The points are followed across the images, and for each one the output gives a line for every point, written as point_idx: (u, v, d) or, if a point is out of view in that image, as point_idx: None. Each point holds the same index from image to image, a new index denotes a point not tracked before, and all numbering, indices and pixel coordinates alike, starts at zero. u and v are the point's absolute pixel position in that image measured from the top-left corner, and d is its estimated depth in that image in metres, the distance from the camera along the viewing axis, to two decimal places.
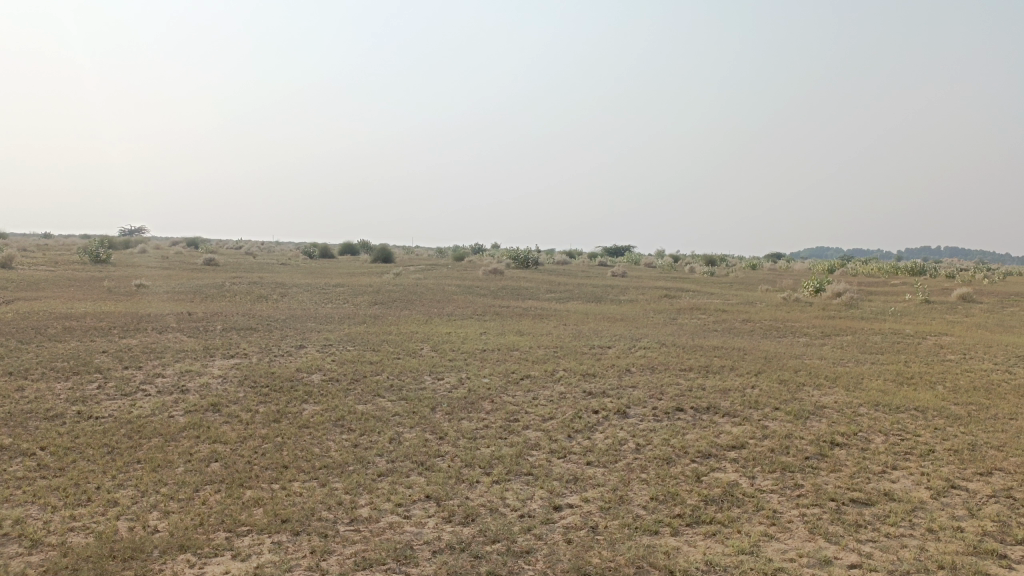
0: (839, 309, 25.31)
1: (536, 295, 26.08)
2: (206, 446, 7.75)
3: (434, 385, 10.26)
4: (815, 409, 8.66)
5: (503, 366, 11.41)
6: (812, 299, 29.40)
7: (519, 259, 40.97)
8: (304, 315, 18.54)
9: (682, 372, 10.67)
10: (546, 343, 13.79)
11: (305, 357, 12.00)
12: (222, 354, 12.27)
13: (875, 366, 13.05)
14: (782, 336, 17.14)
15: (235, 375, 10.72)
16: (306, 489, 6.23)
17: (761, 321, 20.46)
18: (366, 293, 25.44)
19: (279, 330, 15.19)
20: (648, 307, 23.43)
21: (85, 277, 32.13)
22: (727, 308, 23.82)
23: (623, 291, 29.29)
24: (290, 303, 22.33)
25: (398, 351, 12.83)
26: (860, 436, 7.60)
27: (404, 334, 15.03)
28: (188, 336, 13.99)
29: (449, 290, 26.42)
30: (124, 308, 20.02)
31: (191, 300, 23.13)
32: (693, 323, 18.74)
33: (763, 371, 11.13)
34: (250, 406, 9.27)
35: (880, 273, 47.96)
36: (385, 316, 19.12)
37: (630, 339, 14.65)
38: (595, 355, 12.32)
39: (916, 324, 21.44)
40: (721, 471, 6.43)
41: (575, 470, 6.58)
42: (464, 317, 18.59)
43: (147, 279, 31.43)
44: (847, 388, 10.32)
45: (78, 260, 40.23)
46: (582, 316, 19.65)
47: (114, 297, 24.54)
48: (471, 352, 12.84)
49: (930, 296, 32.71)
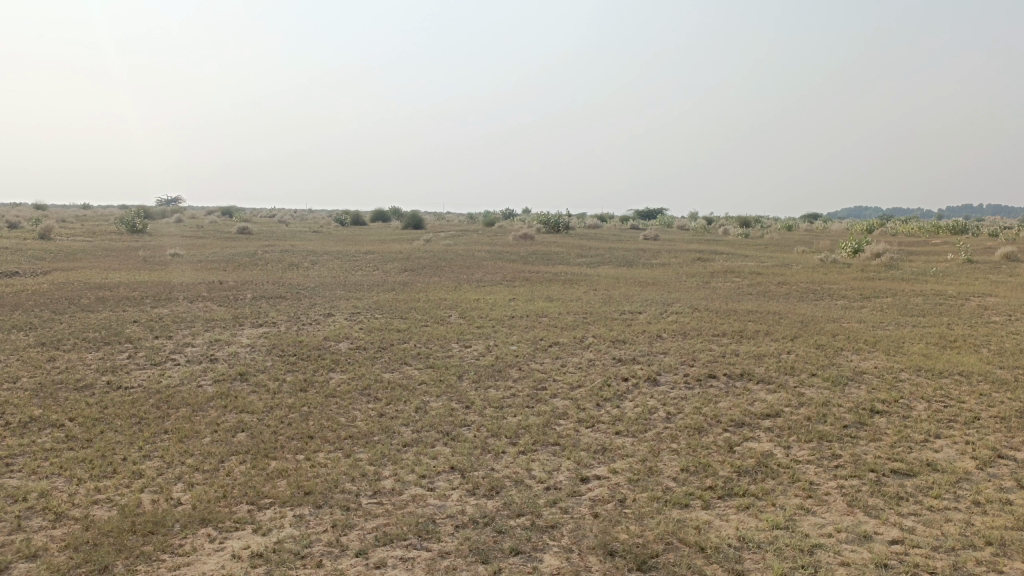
0: (878, 271, 24.67)
1: (566, 260, 25.79)
2: (232, 416, 7.73)
3: (461, 352, 10.14)
4: (853, 375, 8.36)
5: (532, 333, 11.24)
6: (850, 261, 28.67)
7: (550, 224, 40.58)
8: (333, 283, 18.52)
9: (715, 338, 10.40)
10: (576, 309, 13.57)
11: (332, 325, 11.95)
12: (251, 322, 12.27)
13: (917, 330, 12.62)
14: (818, 299, 16.72)
15: (263, 344, 10.70)
16: (330, 460, 6.16)
17: (797, 284, 19.97)
18: (396, 260, 25.38)
19: (308, 298, 15.18)
20: (680, 271, 23.02)
21: (121, 247, 32.57)
22: (762, 271, 23.32)
23: (655, 254, 28.86)
24: (320, 271, 22.36)
25: (426, 318, 12.72)
26: (900, 403, 7.31)
27: (433, 301, 14.91)
28: (218, 306, 14.03)
29: (479, 256, 26.27)
30: (157, 277, 20.19)
31: (223, 269, 23.29)
32: (726, 287, 18.36)
33: (799, 336, 10.81)
34: (277, 375, 9.24)
35: (921, 232, 46.72)
36: (415, 282, 19.02)
37: (661, 305, 14.36)
38: (625, 321, 12.09)
39: (959, 286, 20.78)
40: (755, 441, 6.21)
41: (604, 440, 6.41)
42: (493, 283, 18.42)
43: (181, 249, 31.78)
44: (887, 353, 9.97)
45: (115, 230, 40.78)
46: (613, 281, 19.38)
47: (149, 266, 24.86)
48: (499, 319, 12.68)
49: (973, 256, 31.73)
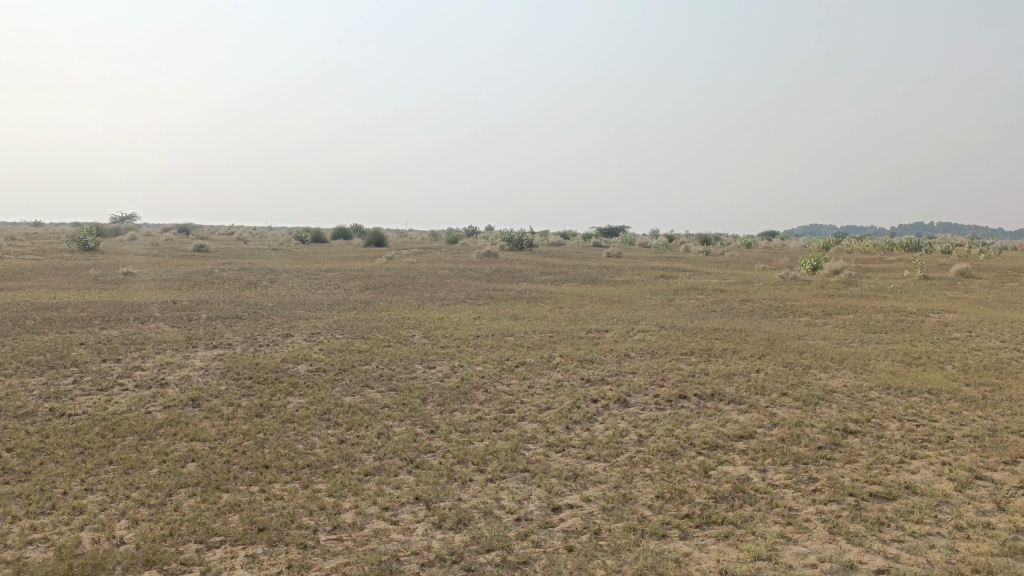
0: (838, 288, 24.93)
1: (530, 278, 25.61)
2: (183, 445, 7.33)
3: (425, 374, 9.83)
4: (824, 394, 8.25)
5: (497, 353, 10.98)
6: (810, 278, 28.97)
7: (513, 241, 40.45)
8: (293, 302, 18.06)
9: (683, 356, 10.26)
10: (541, 328, 13.35)
11: (291, 347, 11.55)
12: (206, 344, 11.82)
13: (881, 346, 12.65)
14: (782, 316, 16.75)
15: (217, 367, 10.27)
16: (287, 492, 5.81)
17: (760, 301, 20.04)
18: (357, 279, 24.95)
19: (266, 318, 14.72)
20: (644, 288, 22.99)
21: (71, 265, 31.58)
22: (725, 288, 23.40)
23: (619, 272, 28.84)
24: (279, 290, 21.83)
25: (388, 339, 12.38)
26: (873, 422, 7.21)
27: (395, 321, 14.57)
28: (171, 327, 13.51)
29: (442, 274, 25.96)
30: (108, 297, 19.49)
31: (178, 288, 22.60)
32: (691, 305, 18.32)
33: (767, 354, 10.72)
34: (232, 399, 8.84)
35: (876, 249, 47.64)
36: (377, 301, 18.64)
37: (628, 323, 14.22)
38: (592, 340, 11.90)
39: (917, 302, 21.06)
40: (730, 465, 6.03)
41: (575, 465, 6.17)
42: (457, 302, 18.14)
43: (135, 268, 30.86)
44: (855, 371, 9.92)
45: (66, 248, 39.57)
46: (578, 299, 19.23)
47: (100, 286, 24.03)
48: (464, 338, 12.40)
49: (928, 272, 32.34)
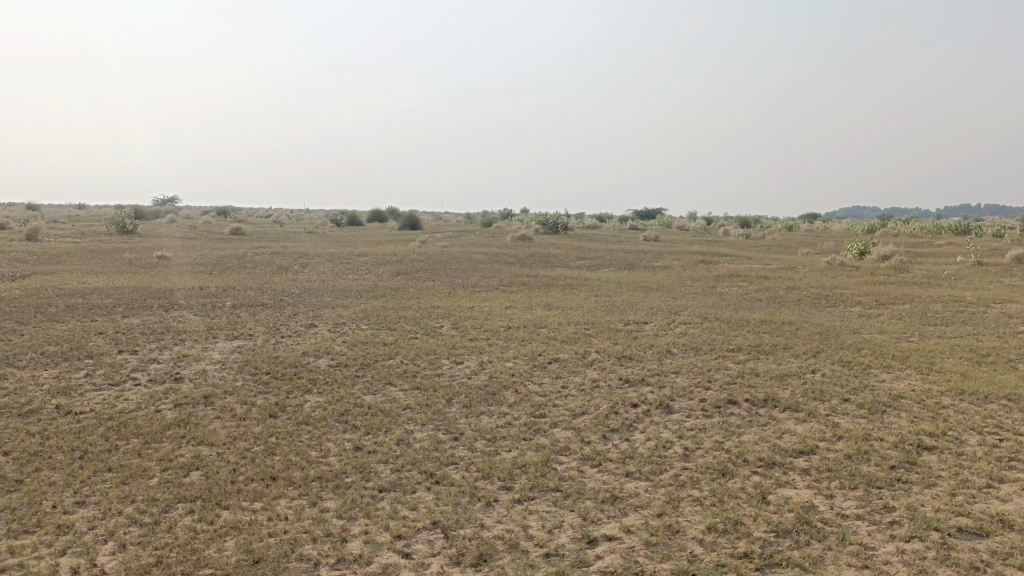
0: (888, 274, 23.77)
1: (565, 263, 24.85)
2: (188, 451, 6.80)
3: (452, 371, 9.20)
4: (890, 401, 7.43)
5: (529, 347, 10.30)
6: (857, 264, 27.75)
7: (548, 225, 39.63)
8: (321, 289, 17.56)
9: (730, 354, 9.47)
10: (577, 319, 12.63)
11: (313, 339, 11.00)
12: (226, 334, 11.32)
13: (944, 342, 11.69)
14: (832, 306, 15.82)
15: (234, 361, 9.76)
16: (291, 512, 5.23)
17: (807, 289, 19.08)
18: (388, 263, 24.43)
19: (291, 306, 14.21)
20: (684, 275, 22.09)
21: (107, 249, 31.52)
22: (769, 275, 22.40)
23: (657, 256, 27.93)
24: (309, 275, 21.38)
25: (414, 330, 11.77)
26: (950, 436, 6.40)
27: (423, 310, 13.96)
28: (194, 315, 13.06)
29: (476, 259, 25.34)
30: (137, 282, 19.22)
31: (210, 273, 22.32)
32: (734, 293, 17.40)
33: (822, 352, 9.88)
34: (246, 398, 8.30)
35: (924, 232, 45.93)
36: (406, 288, 18.06)
37: (668, 314, 13.44)
38: (630, 333, 11.17)
39: (974, 290, 19.90)
40: (790, 490, 5.30)
41: (613, 485, 5.49)
42: (488, 289, 17.48)
43: (169, 251, 30.72)
44: (920, 372, 9.04)
45: (104, 232, 39.74)
46: (615, 286, 18.47)
47: (132, 270, 23.88)
48: (494, 330, 11.74)
49: (983, 258, 30.83)
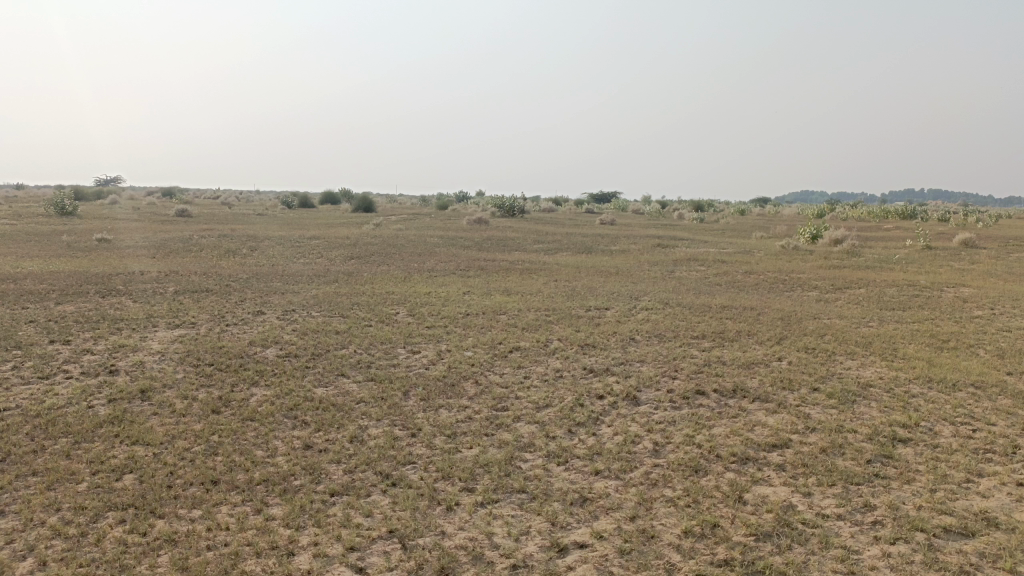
0: (842, 258, 23.97)
1: (522, 247, 24.48)
2: (122, 452, 6.29)
3: (407, 361, 8.79)
4: (860, 390, 7.26)
5: (488, 335, 9.93)
6: (811, 248, 27.97)
7: (504, 208, 39.21)
8: (270, 273, 16.91)
9: (695, 341, 9.25)
10: (536, 305, 12.29)
11: (261, 327, 10.46)
12: (167, 323, 10.70)
13: (904, 328, 11.66)
14: (791, 291, 15.78)
15: (176, 351, 9.19)
16: (233, 521, 4.79)
17: (765, 273, 19.07)
18: (341, 247, 23.75)
19: (238, 292, 13.59)
20: (642, 259, 21.94)
21: (43, 231, 30.10)
22: (726, 259, 22.38)
23: (614, 240, 27.76)
24: (258, 259, 20.64)
25: (368, 317, 11.30)
26: (923, 428, 6.23)
27: (378, 296, 13.48)
28: (133, 302, 12.37)
29: (432, 242, 24.84)
30: (74, 266, 18.30)
31: (153, 256, 21.41)
32: (692, 278, 17.27)
33: (786, 338, 9.72)
34: (188, 392, 7.77)
35: (873, 216, 46.78)
36: (360, 273, 17.52)
37: (629, 299, 13.20)
38: (592, 320, 10.88)
39: (926, 275, 20.12)
40: (767, 488, 5.04)
41: (582, 485, 5.18)
42: (445, 274, 17.04)
43: (110, 233, 29.48)
44: (885, 359, 8.93)
45: (42, 212, 38.03)
46: (574, 270, 18.20)
47: (70, 253, 22.77)
48: (451, 317, 11.33)
49: (931, 242, 31.39)
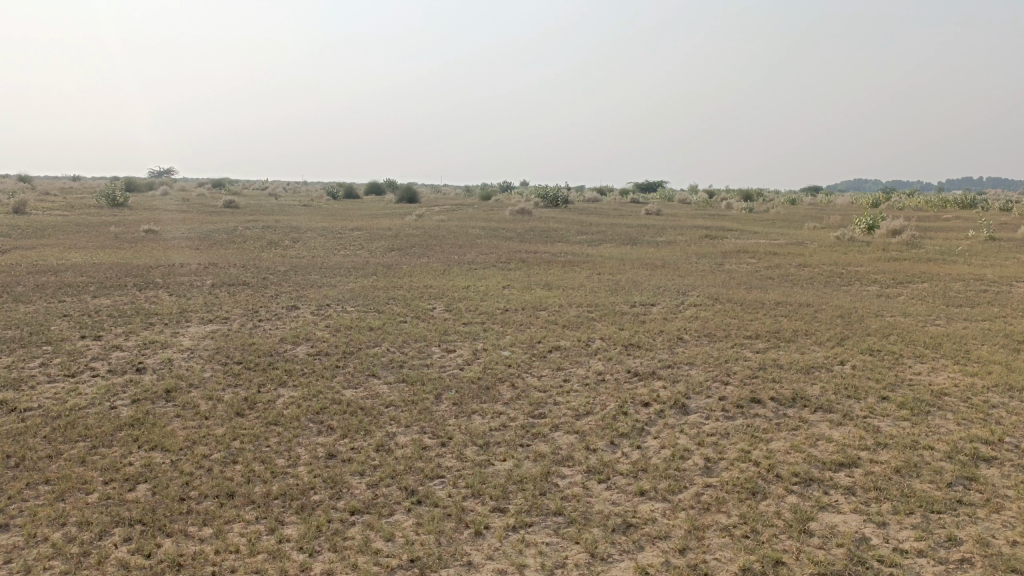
0: (901, 250, 22.93)
1: (566, 238, 23.94)
2: (139, 459, 5.99)
3: (441, 361, 8.36)
4: (933, 400, 6.60)
5: (527, 334, 9.46)
6: (867, 239, 26.85)
7: (548, 199, 38.63)
8: (308, 266, 16.68)
9: (747, 341, 8.64)
10: (578, 300, 11.77)
11: (294, 323, 10.15)
12: (199, 318, 10.47)
13: (975, 327, 10.82)
14: (848, 285, 14.97)
15: (205, 348, 8.93)
16: (244, 543, 4.42)
17: (819, 266, 18.22)
18: (382, 238, 23.51)
19: (275, 286, 13.35)
20: (690, 251, 21.23)
21: (93, 222, 30.51)
22: (777, 251, 21.53)
23: (660, 231, 27.01)
24: (299, 251, 20.50)
25: (404, 313, 10.92)
26: (1009, 444, 5.56)
27: (415, 290, 13.11)
28: (169, 296, 12.20)
29: (473, 234, 24.47)
30: (118, 258, 18.35)
31: (196, 248, 21.41)
32: (743, 271, 16.52)
33: (847, 339, 9.03)
34: (213, 393, 7.48)
35: (930, 206, 45.03)
36: (399, 265, 17.20)
37: (676, 294, 12.59)
38: (637, 317, 10.33)
39: (993, 268, 18.98)
40: (835, 516, 4.48)
41: (625, 508, 4.68)
42: (485, 267, 16.60)
43: (157, 224, 29.78)
44: (958, 363, 8.19)
45: (94, 204, 38.69)
46: (618, 263, 17.61)
47: (116, 245, 22.95)
48: (489, 313, 10.90)
49: (995, 232, 29.88)
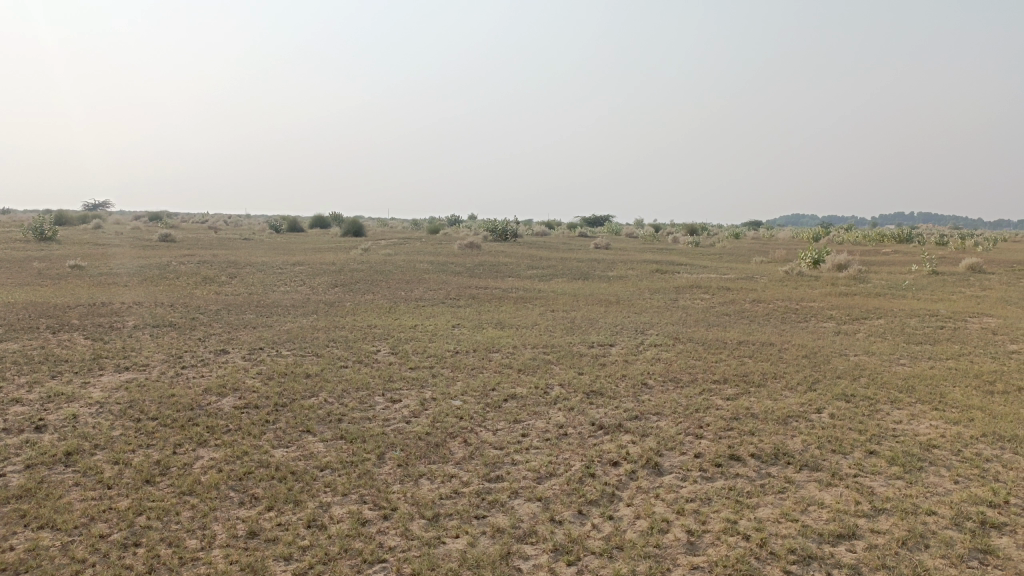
0: (849, 285, 22.96)
1: (516, 273, 23.35)
2: (21, 542, 5.03)
3: (385, 413, 7.56)
4: (923, 454, 6.08)
5: (479, 380, 8.72)
6: (815, 273, 27.00)
7: (497, 233, 38.13)
8: (244, 304, 15.68)
9: (716, 387, 8.07)
10: (533, 341, 11.08)
11: (222, 370, 9.22)
12: (115, 365, 9.44)
13: (940, 367, 10.48)
14: (805, 322, 14.66)
15: (118, 401, 7.96)
16: None
17: (773, 302, 17.95)
18: (325, 274, 22.57)
19: (204, 327, 12.34)
20: (642, 286, 20.85)
21: (16, 257, 28.71)
22: (729, 286, 21.31)
23: (611, 265, 26.66)
24: (236, 288, 19.41)
25: (345, 357, 10.07)
26: (1015, 506, 5.03)
27: (359, 330, 12.27)
28: (84, 340, 11.10)
29: (421, 269, 23.72)
30: (37, 296, 17.02)
31: (124, 285, 20.14)
32: (698, 308, 16.10)
33: (819, 383, 8.53)
34: (120, 457, 6.53)
35: (869, 240, 46.04)
36: (342, 303, 16.32)
37: (634, 334, 12.03)
38: (596, 360, 9.69)
39: (942, 303, 19.00)
40: None
41: None
42: (433, 305, 15.82)
43: (85, 260, 28.17)
44: (937, 408, 7.74)
45: (20, 238, 36.70)
46: (571, 299, 17.05)
47: (37, 282, 21.45)
48: (438, 356, 10.14)
49: (936, 267, 30.41)
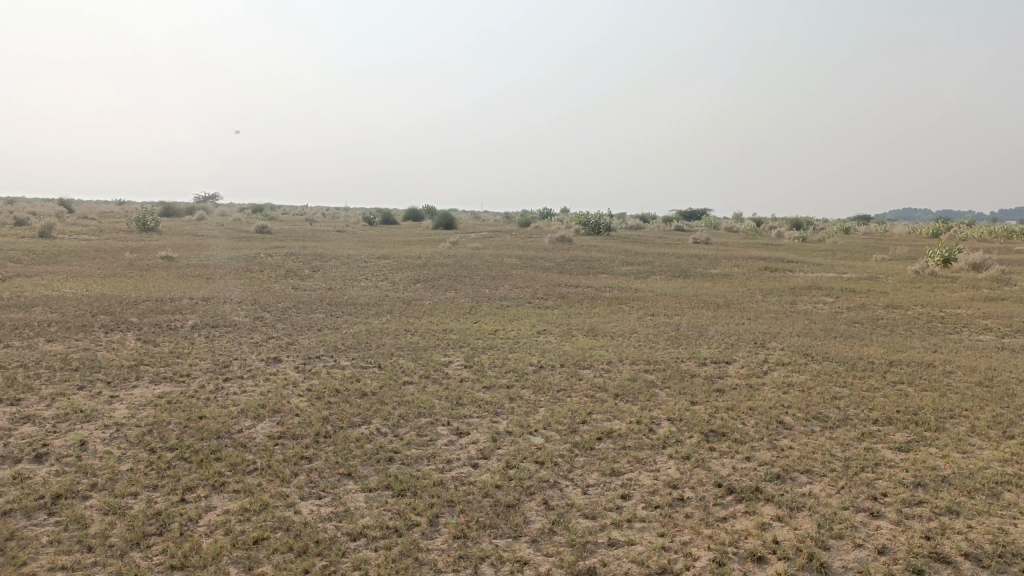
0: (993, 287, 20.05)
1: (610, 270, 21.54)
2: None
3: (446, 452, 6.00)
4: None
5: (567, 407, 7.05)
6: (947, 273, 24.01)
7: (590, 226, 36.29)
8: (317, 301, 14.54)
9: (879, 431, 6.11)
10: (631, 355, 9.31)
11: (267, 385, 7.91)
12: (154, 376, 8.28)
13: None
14: (958, 334, 12.28)
15: (138, 424, 6.72)
16: None
17: (908, 307, 15.49)
18: (409, 268, 21.37)
19: (266, 328, 11.18)
20: (751, 286, 18.68)
21: (113, 248, 28.83)
22: (852, 287, 18.83)
23: (714, 262, 24.46)
24: (315, 283, 18.42)
25: (410, 370, 8.61)
26: None
27: (432, 335, 10.83)
28: (133, 343, 10.05)
29: (508, 264, 22.27)
30: (114, 290, 16.45)
31: (204, 278, 19.49)
32: (822, 314, 13.94)
33: (1017, 427, 6.41)
34: (116, 504, 5.22)
35: (999, 234, 41.73)
36: (421, 301, 14.98)
37: (753, 347, 10.09)
38: (712, 383, 7.85)
39: None
40: None
41: None
42: (519, 305, 14.26)
43: (176, 250, 27.99)
44: None
45: (124, 229, 37.36)
46: (674, 301, 15.13)
47: (123, 273, 21.11)
48: (520, 371, 8.54)
49: None
